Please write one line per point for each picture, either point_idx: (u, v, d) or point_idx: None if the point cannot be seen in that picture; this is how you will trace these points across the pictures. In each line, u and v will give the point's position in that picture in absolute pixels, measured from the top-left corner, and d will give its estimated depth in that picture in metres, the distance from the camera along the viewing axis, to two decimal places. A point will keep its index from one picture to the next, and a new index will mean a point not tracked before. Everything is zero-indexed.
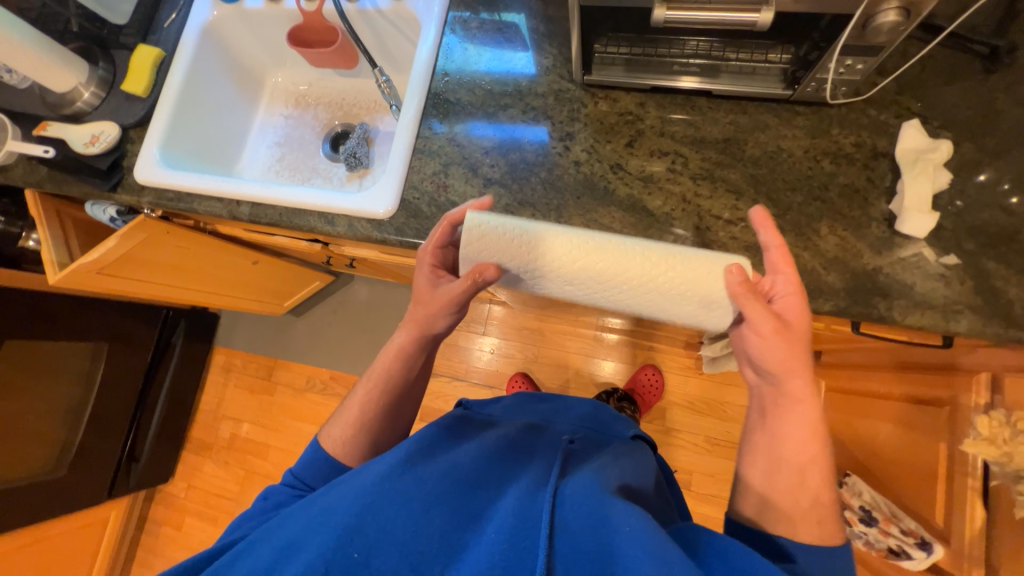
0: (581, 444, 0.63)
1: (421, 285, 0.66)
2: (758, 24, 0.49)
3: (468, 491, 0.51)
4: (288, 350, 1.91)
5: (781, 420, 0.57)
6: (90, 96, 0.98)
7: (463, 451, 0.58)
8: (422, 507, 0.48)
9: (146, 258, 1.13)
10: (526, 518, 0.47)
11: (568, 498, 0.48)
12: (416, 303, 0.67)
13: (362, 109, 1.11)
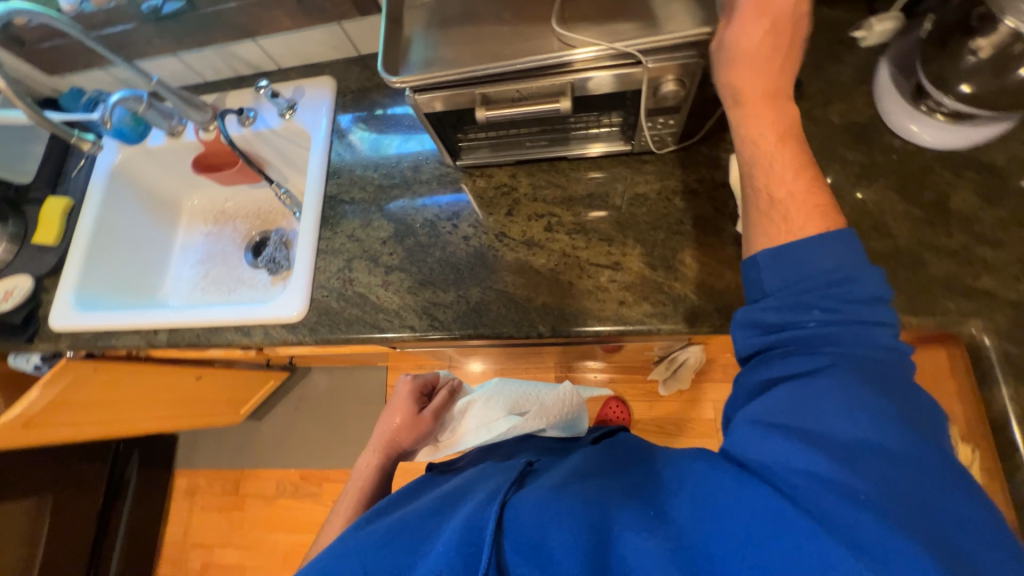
0: (541, 465, 0.62)
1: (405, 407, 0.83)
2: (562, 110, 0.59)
3: (419, 524, 0.50)
4: (253, 458, 1.83)
5: (747, 136, 0.52)
6: (0, 253, 0.99)
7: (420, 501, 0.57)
8: (357, 560, 0.47)
9: (78, 399, 1.11)
10: (475, 530, 0.45)
11: (519, 502, 0.46)
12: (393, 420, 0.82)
13: (279, 215, 1.16)
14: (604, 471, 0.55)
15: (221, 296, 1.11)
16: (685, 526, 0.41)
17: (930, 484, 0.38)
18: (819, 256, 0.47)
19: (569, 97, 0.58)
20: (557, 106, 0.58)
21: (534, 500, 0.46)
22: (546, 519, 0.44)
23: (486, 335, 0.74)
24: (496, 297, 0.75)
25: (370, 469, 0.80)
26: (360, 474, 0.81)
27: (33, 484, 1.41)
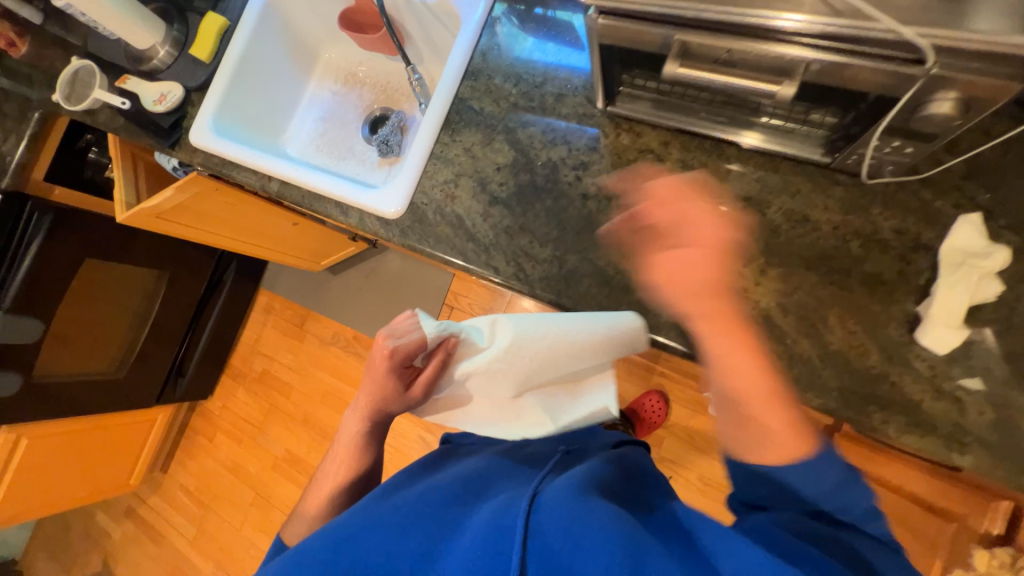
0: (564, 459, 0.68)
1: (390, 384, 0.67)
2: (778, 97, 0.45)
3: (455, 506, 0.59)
4: (321, 304, 2.04)
5: (740, 431, 0.54)
6: (164, 55, 1.07)
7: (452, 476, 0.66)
8: (398, 529, 0.57)
9: (199, 209, 1.24)
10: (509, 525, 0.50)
11: (543, 504, 0.52)
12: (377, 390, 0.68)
13: (404, 95, 1.11)
14: (623, 498, 0.57)
15: (331, 160, 1.13)
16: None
17: None
18: (832, 470, 0.51)
19: (793, 84, 0.45)
20: (775, 91, 0.45)
21: (558, 506, 0.51)
22: (575, 531, 0.48)
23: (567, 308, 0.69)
24: (592, 273, 0.68)
25: (357, 438, 0.75)
26: (351, 445, 0.76)
27: (157, 260, 1.68)
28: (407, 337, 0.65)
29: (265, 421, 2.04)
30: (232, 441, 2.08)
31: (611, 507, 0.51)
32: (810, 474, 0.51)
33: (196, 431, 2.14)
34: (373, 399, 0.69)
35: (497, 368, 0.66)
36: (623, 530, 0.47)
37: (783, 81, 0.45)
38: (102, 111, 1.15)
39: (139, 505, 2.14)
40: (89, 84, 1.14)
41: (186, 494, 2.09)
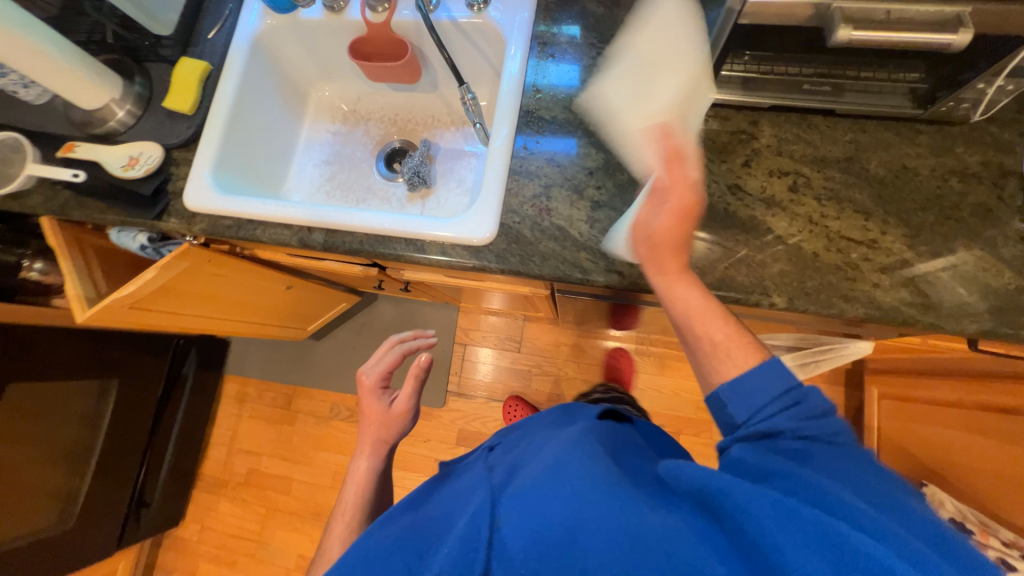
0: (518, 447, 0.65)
1: (376, 407, 0.86)
2: (954, 46, 0.47)
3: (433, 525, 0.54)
4: (308, 377, 1.80)
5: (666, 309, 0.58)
6: (125, 116, 0.89)
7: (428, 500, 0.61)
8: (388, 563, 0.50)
9: (182, 289, 1.03)
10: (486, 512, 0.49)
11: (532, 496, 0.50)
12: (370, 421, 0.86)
13: (420, 124, 1.05)
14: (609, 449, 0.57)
15: (350, 204, 1.01)
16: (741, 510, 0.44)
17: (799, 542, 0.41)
18: (774, 383, 0.52)
19: (968, 31, 0.47)
20: (954, 39, 0.46)
21: (532, 486, 0.51)
22: (534, 507, 0.49)
23: (709, 296, 0.67)
24: (725, 255, 0.68)
25: (370, 469, 0.85)
26: (364, 480, 0.84)
27: (100, 368, 1.36)
28: (383, 362, 0.87)
29: (263, 530, 1.71)
30: (222, 568, 1.70)
31: (582, 465, 0.52)
32: (755, 392, 0.52)
33: (169, 571, 1.72)
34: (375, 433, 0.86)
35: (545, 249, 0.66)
36: (602, 489, 0.49)
37: (960, 29, 0.47)
38: (37, 191, 0.92)
39: None
40: (13, 160, 0.91)
41: None
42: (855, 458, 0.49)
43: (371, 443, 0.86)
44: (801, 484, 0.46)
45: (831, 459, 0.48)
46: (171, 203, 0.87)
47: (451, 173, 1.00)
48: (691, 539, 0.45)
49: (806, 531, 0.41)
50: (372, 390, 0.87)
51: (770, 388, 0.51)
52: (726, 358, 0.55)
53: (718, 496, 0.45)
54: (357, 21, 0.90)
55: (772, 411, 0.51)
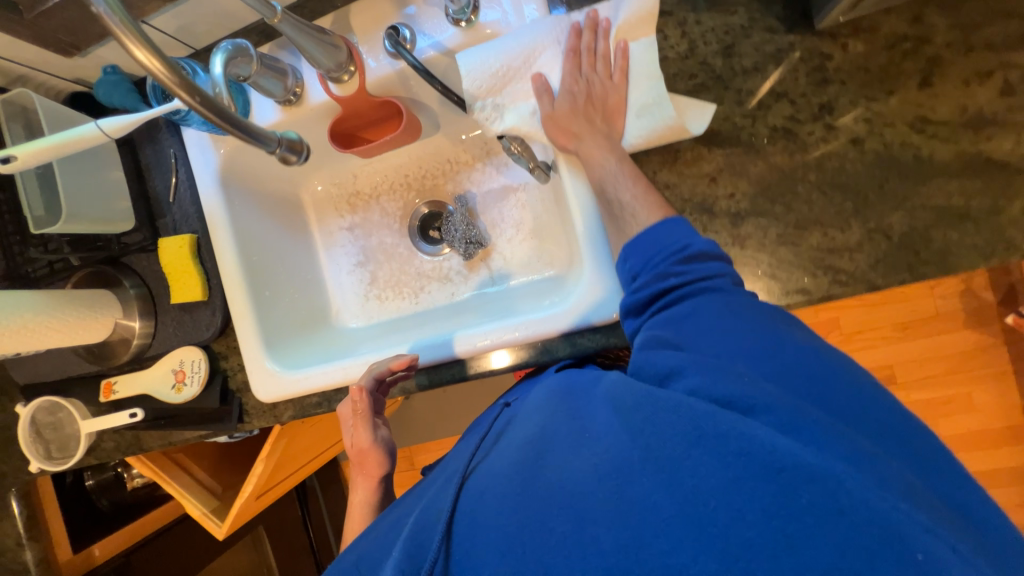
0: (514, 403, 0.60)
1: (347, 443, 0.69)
2: None
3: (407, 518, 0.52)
4: (417, 433, 1.77)
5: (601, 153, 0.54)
6: (141, 327, 0.76)
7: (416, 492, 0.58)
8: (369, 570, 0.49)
9: (292, 455, 0.95)
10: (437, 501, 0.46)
11: (487, 478, 0.44)
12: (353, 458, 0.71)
13: (438, 175, 0.86)
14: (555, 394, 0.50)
15: (409, 300, 0.87)
16: (690, 464, 0.36)
17: (751, 499, 0.33)
18: (677, 232, 0.48)
19: None
20: None
21: (494, 464, 0.45)
22: (472, 484, 0.45)
23: (933, 276, 0.52)
24: (937, 219, 0.51)
25: (363, 506, 0.71)
26: (359, 518, 0.70)
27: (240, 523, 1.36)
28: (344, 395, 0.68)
29: None
30: None
31: (527, 426, 0.47)
32: (651, 241, 0.48)
33: None
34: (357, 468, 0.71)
35: (516, 122, 0.60)
36: (535, 448, 0.43)
37: None
38: (104, 438, 0.83)
39: None
40: (63, 420, 0.82)
41: None
42: (767, 322, 0.43)
43: (358, 476, 0.71)
44: (720, 373, 0.39)
45: (734, 319, 0.43)
46: (241, 400, 0.76)
47: (501, 220, 0.83)
48: (623, 474, 0.37)
49: (729, 446, 0.35)
50: (346, 423, 0.70)
51: (670, 239, 0.48)
52: (632, 213, 0.51)
53: (645, 420, 0.39)
54: (324, 99, 0.69)
55: (663, 262, 0.47)
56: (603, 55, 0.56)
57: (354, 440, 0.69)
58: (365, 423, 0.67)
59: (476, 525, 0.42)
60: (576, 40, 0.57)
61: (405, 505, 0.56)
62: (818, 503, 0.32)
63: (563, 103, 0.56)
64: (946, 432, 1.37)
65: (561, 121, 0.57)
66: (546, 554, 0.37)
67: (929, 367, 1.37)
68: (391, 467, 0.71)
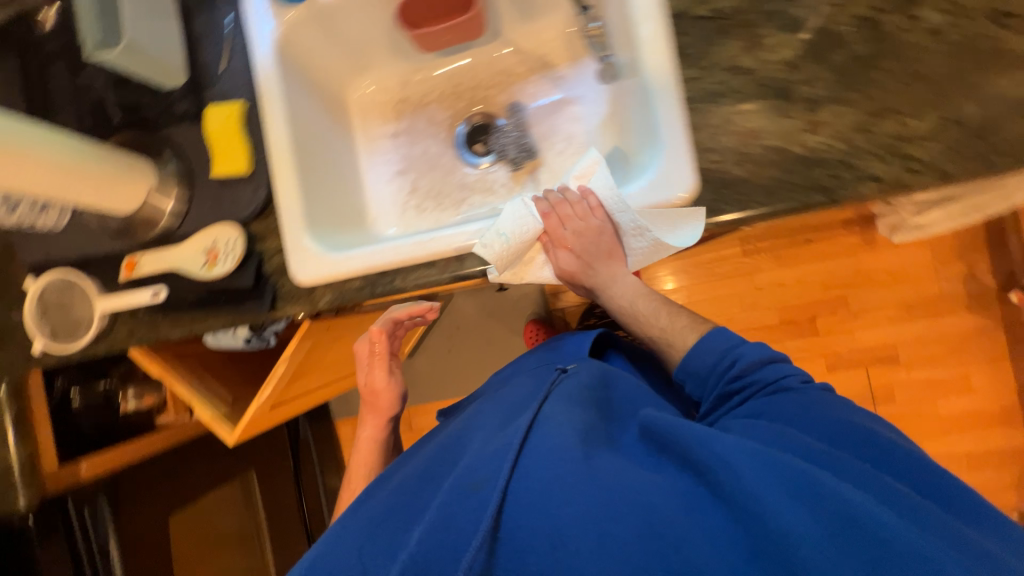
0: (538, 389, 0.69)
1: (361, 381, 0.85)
2: None
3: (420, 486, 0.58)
4: (417, 394, 1.73)
5: None
6: (176, 203, 0.73)
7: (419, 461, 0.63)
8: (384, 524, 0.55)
9: (312, 368, 0.90)
10: (493, 468, 0.52)
11: (540, 468, 0.50)
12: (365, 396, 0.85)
13: (490, 87, 0.86)
14: (594, 410, 0.59)
15: (449, 211, 0.85)
16: (775, 505, 0.43)
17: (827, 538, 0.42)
18: (736, 347, 0.61)
19: None
20: None
21: (549, 454, 0.51)
22: (516, 467, 0.51)
23: (1008, 167, 0.53)
24: (1014, 108, 0.53)
25: (371, 438, 0.86)
26: (368, 449, 0.85)
27: (231, 464, 1.30)
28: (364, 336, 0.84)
29: None
30: None
31: (575, 431, 0.54)
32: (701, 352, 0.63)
33: None
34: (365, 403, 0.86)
35: None
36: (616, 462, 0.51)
37: None
38: (116, 325, 0.77)
39: None
40: (72, 301, 0.76)
41: None
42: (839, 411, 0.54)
43: (370, 413, 0.86)
44: (798, 443, 0.50)
45: (801, 418, 0.54)
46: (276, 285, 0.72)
47: (553, 133, 0.83)
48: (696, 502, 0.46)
49: (795, 493, 0.44)
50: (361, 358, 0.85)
51: (718, 352, 0.62)
52: None
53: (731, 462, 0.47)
54: None
55: (726, 374, 0.61)
56: (595, 213, 0.64)
57: (368, 378, 0.84)
58: (381, 366, 0.83)
59: (535, 507, 0.48)
60: (555, 201, 0.66)
61: (424, 477, 0.59)
62: (869, 548, 0.41)
63: (566, 261, 0.67)
64: (945, 412, 1.41)
65: (570, 275, 0.68)
66: (625, 547, 0.44)
67: (931, 349, 1.41)
68: (400, 407, 0.86)
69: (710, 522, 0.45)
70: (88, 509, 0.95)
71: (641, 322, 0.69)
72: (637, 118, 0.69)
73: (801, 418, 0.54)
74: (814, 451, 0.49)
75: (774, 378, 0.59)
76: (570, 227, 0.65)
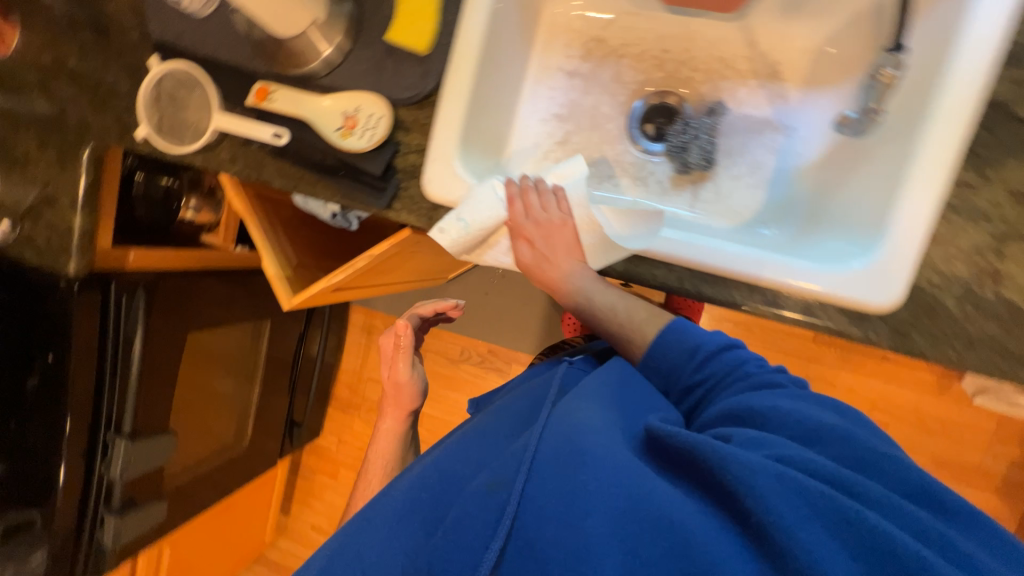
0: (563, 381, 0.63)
1: (386, 380, 0.91)
2: None
3: (446, 487, 0.53)
4: (438, 318, 1.72)
5: None
6: (334, 52, 0.66)
7: (445, 454, 0.59)
8: (409, 527, 0.51)
9: (380, 269, 0.88)
10: (511, 468, 0.47)
11: (546, 469, 0.45)
12: (388, 394, 0.91)
13: (698, 69, 0.74)
14: (598, 399, 0.54)
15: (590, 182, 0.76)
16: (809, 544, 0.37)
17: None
18: (693, 336, 0.60)
19: None
20: None
21: (552, 455, 0.46)
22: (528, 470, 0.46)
23: None
24: None
25: (392, 427, 0.93)
26: (389, 437, 0.92)
27: (254, 307, 1.31)
28: (389, 334, 0.91)
29: None
30: None
31: (577, 425, 0.48)
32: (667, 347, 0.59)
33: (314, 470, 1.91)
34: (393, 396, 0.91)
35: None
36: (617, 453, 0.45)
37: None
38: (223, 146, 0.71)
39: (275, 555, 1.93)
40: (186, 100, 0.70)
41: (322, 534, 1.89)
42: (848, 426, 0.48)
43: (393, 407, 0.92)
44: (810, 460, 0.43)
45: (789, 426, 0.48)
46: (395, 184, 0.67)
47: (740, 153, 0.72)
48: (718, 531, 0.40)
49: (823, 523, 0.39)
50: (388, 350, 0.91)
51: (688, 345, 0.59)
52: None
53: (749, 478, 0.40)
54: None
55: (689, 370, 0.58)
56: (561, 206, 0.61)
57: (392, 374, 0.90)
58: (405, 357, 0.88)
59: (545, 515, 0.42)
60: (525, 187, 0.61)
61: (450, 475, 0.54)
62: None
63: (524, 251, 0.62)
64: None
65: (527, 266, 0.62)
66: (651, 570, 0.39)
67: None
68: (419, 401, 0.92)
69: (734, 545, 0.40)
70: (125, 299, 0.94)
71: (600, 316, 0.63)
72: (857, 201, 0.60)
73: (802, 427, 0.48)
74: (823, 470, 0.42)
75: (750, 370, 0.57)
76: (533, 218, 0.60)
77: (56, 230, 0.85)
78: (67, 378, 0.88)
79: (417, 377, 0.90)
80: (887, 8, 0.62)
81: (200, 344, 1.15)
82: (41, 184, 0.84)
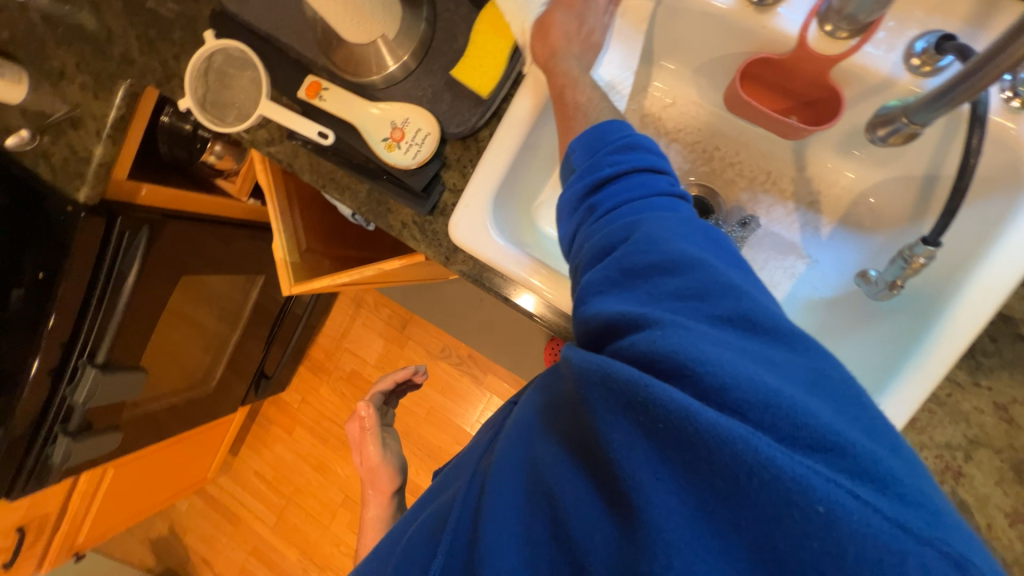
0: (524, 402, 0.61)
1: (361, 467, 0.98)
2: None
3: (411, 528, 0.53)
4: (428, 311, 1.73)
5: None
6: (395, 70, 0.65)
7: (426, 493, 0.60)
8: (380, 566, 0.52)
9: (384, 276, 0.88)
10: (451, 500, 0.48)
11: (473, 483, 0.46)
12: (365, 475, 0.97)
13: (742, 174, 0.74)
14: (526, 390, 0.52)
15: None
16: (640, 472, 0.33)
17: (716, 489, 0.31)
18: (621, 129, 0.50)
19: None
20: None
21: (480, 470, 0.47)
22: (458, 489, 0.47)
23: None
24: None
25: (378, 514, 0.97)
26: (374, 526, 0.96)
27: (252, 261, 1.30)
28: (353, 421, 0.98)
29: None
30: (314, 439, 1.88)
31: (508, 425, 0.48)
32: (603, 130, 0.50)
33: (270, 422, 1.93)
34: (371, 477, 0.97)
35: None
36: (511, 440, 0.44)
37: None
38: (263, 129, 0.71)
39: (213, 492, 1.95)
40: (234, 79, 0.70)
41: (264, 484, 1.92)
42: (763, 293, 0.39)
43: (374, 492, 0.97)
44: (645, 330, 0.36)
45: (670, 256, 0.39)
46: (405, 213, 0.67)
47: (759, 268, 0.72)
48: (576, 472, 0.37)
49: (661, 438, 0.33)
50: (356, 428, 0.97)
51: (619, 132, 0.49)
52: None
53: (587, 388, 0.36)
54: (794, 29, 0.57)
55: (602, 155, 0.48)
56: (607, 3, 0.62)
57: (364, 460, 0.97)
58: (374, 440, 0.95)
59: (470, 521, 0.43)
60: None
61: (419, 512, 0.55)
62: (773, 504, 0.29)
63: (559, 13, 0.59)
64: None
65: (546, 29, 0.58)
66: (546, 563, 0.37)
67: None
68: (398, 480, 0.97)
69: (588, 482, 0.37)
70: (127, 237, 0.92)
71: (574, 91, 0.55)
72: (867, 351, 0.61)
73: (688, 267, 0.38)
74: (635, 345, 0.36)
75: (656, 185, 0.45)
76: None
77: (75, 155, 0.84)
78: (55, 298, 0.88)
79: (388, 455, 0.96)
80: (937, 183, 0.62)
81: (187, 291, 1.13)
82: (71, 104, 0.83)
